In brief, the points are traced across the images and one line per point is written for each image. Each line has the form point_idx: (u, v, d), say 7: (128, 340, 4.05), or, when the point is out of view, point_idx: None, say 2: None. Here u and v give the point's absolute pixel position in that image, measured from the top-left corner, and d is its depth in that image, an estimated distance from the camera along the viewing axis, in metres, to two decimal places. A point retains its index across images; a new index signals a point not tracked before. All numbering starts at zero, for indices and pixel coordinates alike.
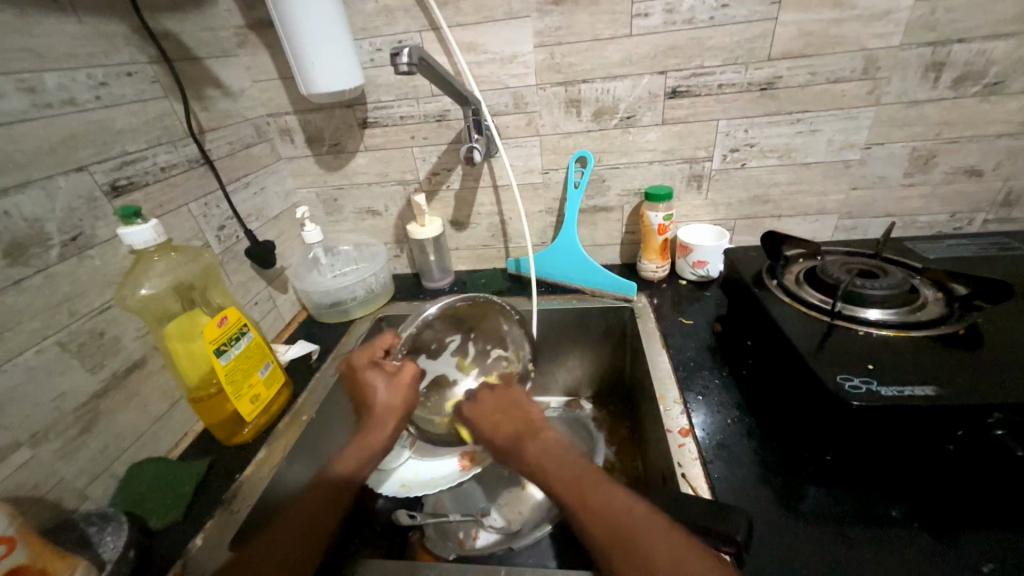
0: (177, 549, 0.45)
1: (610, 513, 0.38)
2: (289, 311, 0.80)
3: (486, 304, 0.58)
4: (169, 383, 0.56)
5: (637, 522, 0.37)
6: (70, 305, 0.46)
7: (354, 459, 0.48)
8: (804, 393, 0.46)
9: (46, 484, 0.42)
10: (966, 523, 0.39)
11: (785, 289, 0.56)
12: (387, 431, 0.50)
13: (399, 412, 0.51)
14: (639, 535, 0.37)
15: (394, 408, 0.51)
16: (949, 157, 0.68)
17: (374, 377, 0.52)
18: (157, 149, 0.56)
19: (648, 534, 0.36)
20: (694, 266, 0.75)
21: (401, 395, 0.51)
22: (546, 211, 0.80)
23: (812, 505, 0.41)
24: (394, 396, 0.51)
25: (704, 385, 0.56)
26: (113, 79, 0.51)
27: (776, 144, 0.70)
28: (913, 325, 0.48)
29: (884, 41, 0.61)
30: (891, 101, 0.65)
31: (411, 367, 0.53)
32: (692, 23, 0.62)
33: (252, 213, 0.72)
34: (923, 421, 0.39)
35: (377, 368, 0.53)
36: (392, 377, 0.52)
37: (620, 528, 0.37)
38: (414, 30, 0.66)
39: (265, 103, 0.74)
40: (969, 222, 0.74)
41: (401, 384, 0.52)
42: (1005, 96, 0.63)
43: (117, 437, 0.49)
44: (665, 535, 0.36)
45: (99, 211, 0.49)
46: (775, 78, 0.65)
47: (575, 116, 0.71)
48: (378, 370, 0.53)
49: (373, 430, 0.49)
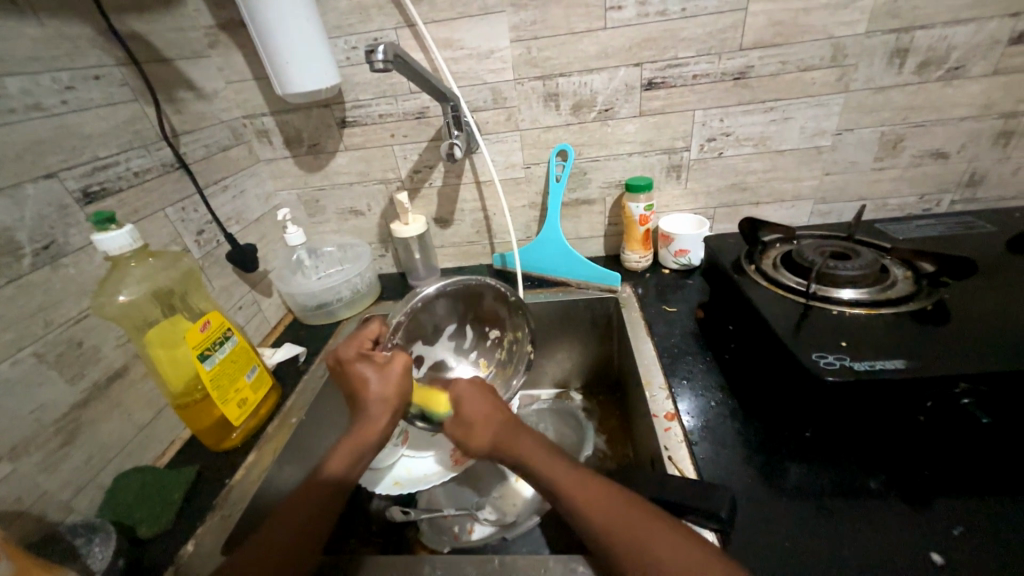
0: (168, 557, 0.45)
1: (607, 511, 0.38)
2: (274, 314, 0.79)
3: (478, 284, 0.59)
4: (153, 391, 0.55)
5: (638, 520, 0.37)
6: (45, 315, 0.45)
7: (346, 459, 0.48)
8: (783, 372, 0.47)
9: (29, 498, 0.42)
10: (938, 491, 0.41)
11: (763, 274, 0.58)
12: (383, 422, 0.50)
13: (394, 404, 0.51)
14: (642, 533, 0.36)
15: (386, 400, 0.50)
16: (916, 140, 0.70)
17: (365, 372, 0.51)
18: (129, 154, 0.55)
19: (649, 529, 0.36)
20: (676, 255, 0.76)
21: (396, 386, 0.51)
22: (529, 206, 0.81)
23: (794, 481, 0.43)
24: (388, 387, 0.51)
25: (689, 369, 0.57)
26: (79, 82, 0.50)
27: (751, 133, 0.71)
28: (885, 304, 0.50)
29: (850, 29, 0.62)
30: (859, 88, 0.67)
31: (402, 356, 0.53)
32: (665, 15, 0.63)
33: (232, 217, 0.71)
34: (895, 394, 0.40)
35: (367, 359, 0.52)
36: (386, 368, 0.52)
37: (620, 524, 0.37)
38: (389, 27, 0.66)
39: (240, 104, 0.73)
40: (937, 203, 0.76)
41: (394, 373, 0.51)
42: (966, 80, 0.65)
43: (101, 447, 0.48)
44: (664, 531, 0.36)
45: (72, 218, 0.48)
46: (748, 68, 0.66)
47: (554, 110, 0.71)
48: (368, 362, 0.52)
49: (369, 424, 0.49)
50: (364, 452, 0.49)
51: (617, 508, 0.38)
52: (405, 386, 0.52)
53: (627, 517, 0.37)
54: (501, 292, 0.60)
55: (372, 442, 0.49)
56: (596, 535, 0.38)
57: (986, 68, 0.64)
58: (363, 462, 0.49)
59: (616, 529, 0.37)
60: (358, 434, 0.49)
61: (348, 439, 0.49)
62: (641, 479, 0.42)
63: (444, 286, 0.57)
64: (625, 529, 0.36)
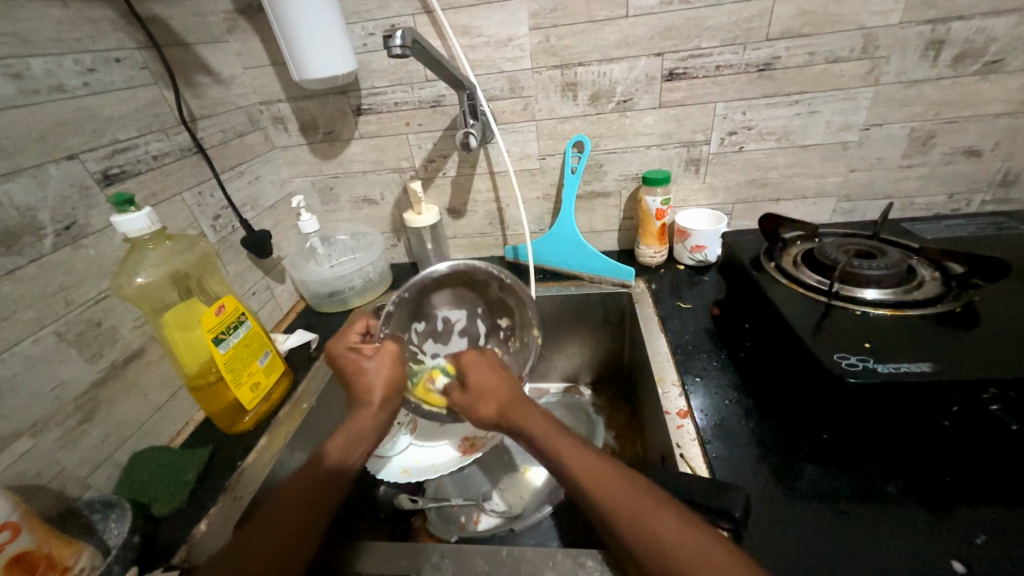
0: (181, 535, 0.46)
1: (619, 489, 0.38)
2: (287, 301, 0.80)
3: (471, 270, 0.59)
4: (169, 373, 0.56)
5: (643, 497, 0.37)
6: (65, 295, 0.45)
7: (342, 446, 0.47)
8: (802, 372, 0.46)
9: (49, 473, 0.43)
10: (961, 499, 0.39)
11: (783, 271, 0.56)
12: (378, 408, 0.50)
13: (384, 390, 0.51)
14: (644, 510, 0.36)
15: (378, 388, 0.51)
16: (948, 137, 0.68)
17: (357, 358, 0.53)
18: (148, 138, 0.55)
19: (657, 514, 0.36)
20: (692, 250, 0.75)
21: (382, 373, 0.52)
22: (543, 198, 0.80)
23: (809, 485, 0.42)
24: (379, 375, 0.52)
25: (703, 367, 0.56)
26: (101, 65, 0.50)
27: (773, 127, 0.69)
28: (909, 305, 0.48)
29: (883, 20, 0.60)
30: (890, 81, 0.64)
31: (390, 346, 0.54)
32: (689, 3, 0.61)
33: (247, 203, 0.71)
34: (919, 397, 0.39)
35: (357, 351, 0.54)
36: (373, 356, 0.53)
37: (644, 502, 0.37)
38: (406, 14, 0.65)
39: (257, 90, 0.73)
40: (967, 203, 0.74)
41: (386, 360, 0.53)
42: (1005, 74, 0.62)
43: (118, 426, 0.49)
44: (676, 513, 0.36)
45: (93, 200, 0.48)
46: (773, 59, 0.64)
47: (572, 100, 0.70)
48: (359, 352, 0.54)
49: (361, 411, 0.50)
50: (359, 439, 0.48)
51: (631, 494, 0.37)
52: (395, 374, 0.53)
53: (637, 500, 0.37)
54: (500, 278, 0.58)
55: (364, 432, 0.48)
56: (605, 519, 0.37)
57: None
58: (363, 447, 0.48)
59: (617, 514, 0.37)
60: (351, 424, 0.49)
61: (345, 427, 0.49)
62: (652, 475, 0.42)
63: (440, 270, 0.58)
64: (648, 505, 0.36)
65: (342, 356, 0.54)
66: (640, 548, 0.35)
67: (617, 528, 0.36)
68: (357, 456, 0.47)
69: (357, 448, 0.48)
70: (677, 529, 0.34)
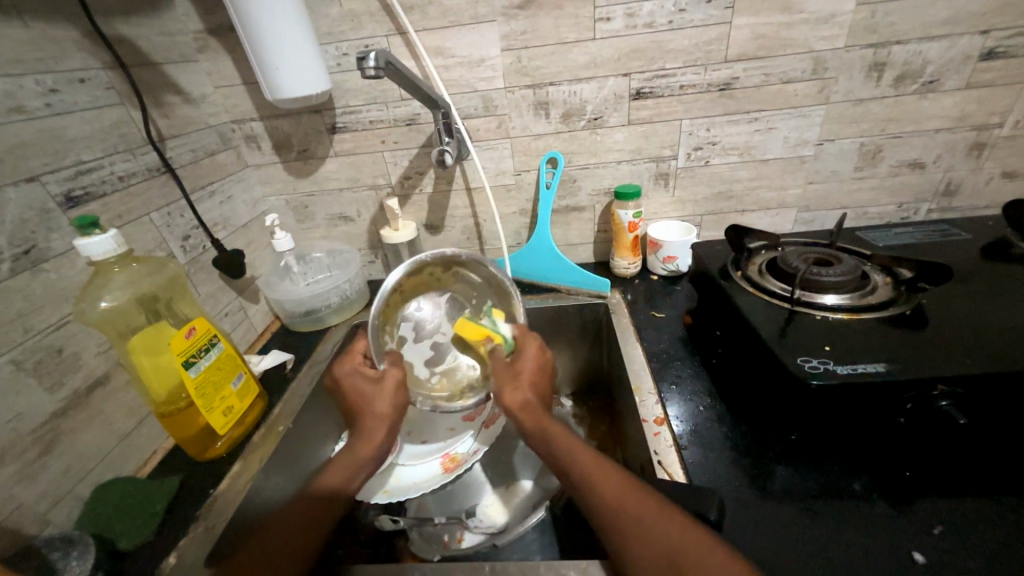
0: (150, 568, 0.44)
1: (608, 488, 0.40)
2: (261, 321, 0.78)
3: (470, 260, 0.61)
4: (135, 400, 0.54)
5: (626, 495, 0.39)
6: (24, 322, 0.43)
7: (341, 471, 0.49)
8: (769, 377, 0.48)
9: (3, 511, 0.40)
10: (918, 491, 0.42)
11: (749, 280, 0.59)
12: (379, 432, 0.51)
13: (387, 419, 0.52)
14: (628, 505, 0.38)
15: (379, 415, 0.52)
16: (894, 151, 0.73)
17: (360, 383, 0.54)
18: (114, 158, 0.54)
19: (638, 503, 0.38)
20: (665, 261, 0.77)
21: (391, 400, 0.53)
22: (519, 212, 0.81)
23: (780, 485, 0.43)
24: (383, 400, 0.52)
25: (677, 374, 0.58)
26: (64, 85, 0.49)
27: (735, 142, 0.73)
28: (864, 309, 0.51)
29: (830, 44, 0.65)
30: (839, 100, 0.69)
31: (395, 372, 0.54)
32: (652, 27, 0.65)
33: (219, 222, 0.70)
34: (876, 396, 0.41)
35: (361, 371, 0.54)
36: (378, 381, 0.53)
37: (627, 500, 0.39)
38: (380, 35, 0.67)
39: (229, 109, 0.73)
40: (915, 211, 0.79)
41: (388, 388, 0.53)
42: (941, 93, 0.68)
43: (81, 457, 0.47)
44: (654, 501, 0.38)
45: (54, 223, 0.47)
46: (732, 79, 0.68)
47: (544, 118, 0.72)
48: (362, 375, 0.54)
49: (360, 441, 0.51)
50: (361, 465, 0.50)
51: (642, 504, 0.38)
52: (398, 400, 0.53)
53: (637, 499, 0.39)
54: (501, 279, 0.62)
55: (369, 456, 0.50)
56: (605, 516, 0.39)
57: (959, 82, 0.67)
58: (361, 473, 0.50)
59: (622, 512, 0.38)
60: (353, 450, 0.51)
61: (341, 456, 0.50)
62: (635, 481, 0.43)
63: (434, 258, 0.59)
64: (630, 501, 0.39)
65: (347, 378, 0.54)
66: (634, 549, 0.36)
67: (613, 523, 0.38)
68: (356, 483, 0.49)
69: (357, 476, 0.49)
70: (674, 531, 0.36)
